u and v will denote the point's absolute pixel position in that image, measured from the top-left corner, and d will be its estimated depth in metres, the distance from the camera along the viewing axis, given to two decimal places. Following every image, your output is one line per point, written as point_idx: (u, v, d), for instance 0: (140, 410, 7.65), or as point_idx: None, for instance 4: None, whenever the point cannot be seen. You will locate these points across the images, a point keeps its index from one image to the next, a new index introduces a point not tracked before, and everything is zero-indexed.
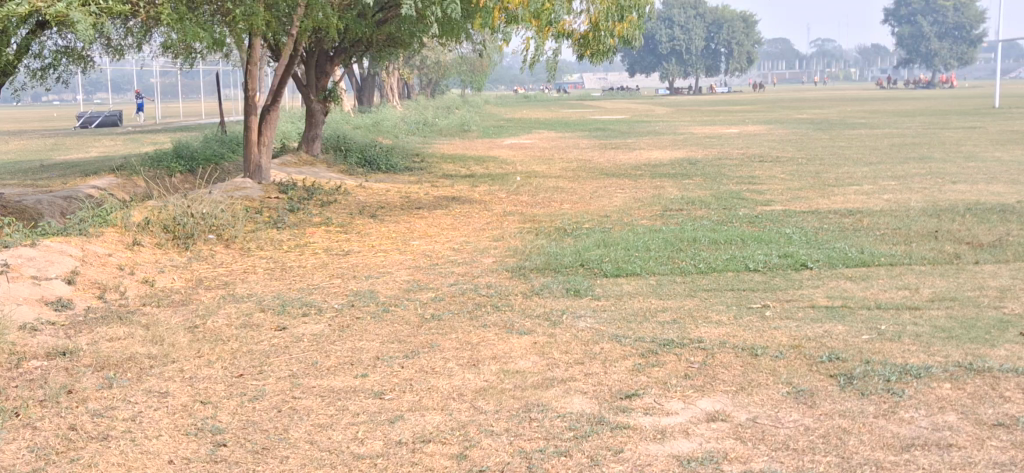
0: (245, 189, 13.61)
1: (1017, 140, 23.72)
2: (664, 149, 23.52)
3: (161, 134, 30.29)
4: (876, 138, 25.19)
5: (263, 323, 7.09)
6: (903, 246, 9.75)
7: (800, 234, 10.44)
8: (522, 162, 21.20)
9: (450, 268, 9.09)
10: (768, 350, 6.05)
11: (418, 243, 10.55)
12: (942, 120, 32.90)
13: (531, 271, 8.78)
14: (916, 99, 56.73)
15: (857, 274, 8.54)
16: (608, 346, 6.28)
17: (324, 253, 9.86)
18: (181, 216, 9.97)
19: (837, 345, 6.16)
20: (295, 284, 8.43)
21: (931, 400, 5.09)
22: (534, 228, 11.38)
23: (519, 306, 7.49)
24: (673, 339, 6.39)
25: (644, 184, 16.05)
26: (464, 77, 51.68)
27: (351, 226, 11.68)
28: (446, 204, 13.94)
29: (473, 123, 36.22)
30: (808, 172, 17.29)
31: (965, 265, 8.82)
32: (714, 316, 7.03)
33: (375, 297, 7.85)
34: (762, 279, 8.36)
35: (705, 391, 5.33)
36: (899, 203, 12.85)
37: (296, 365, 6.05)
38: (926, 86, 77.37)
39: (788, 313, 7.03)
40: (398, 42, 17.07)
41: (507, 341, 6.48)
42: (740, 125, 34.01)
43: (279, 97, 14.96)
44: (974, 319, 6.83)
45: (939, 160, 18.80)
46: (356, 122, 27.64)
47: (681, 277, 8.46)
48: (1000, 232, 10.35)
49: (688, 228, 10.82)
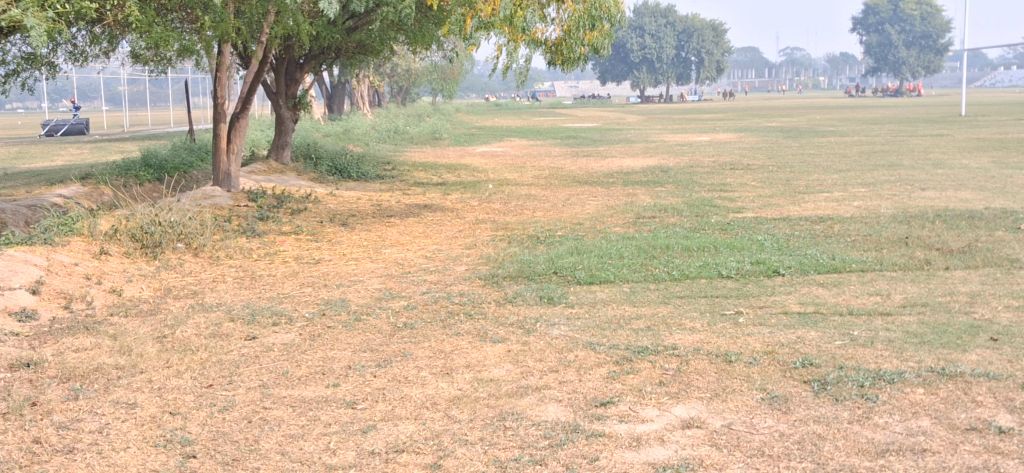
0: (214, 197, 13.47)
1: (984, 147, 24.04)
2: (636, 157, 23.61)
3: (128, 142, 29.96)
4: (845, 146, 25.40)
5: (232, 332, 7.00)
6: (873, 252, 9.83)
7: (771, 240, 10.49)
8: (494, 170, 21.18)
9: (422, 276, 9.04)
10: (742, 356, 6.06)
11: (390, 251, 10.49)
12: (909, 128, 33.29)
13: (505, 279, 8.75)
14: (882, 107, 57.40)
15: (829, 280, 8.58)
16: (582, 354, 6.25)
17: (295, 262, 9.76)
18: (150, 225, 9.84)
19: (811, 351, 6.17)
20: (266, 293, 8.33)
21: (905, 405, 5.11)
22: (507, 236, 11.35)
23: (492, 314, 7.45)
24: (646, 346, 6.37)
25: (616, 192, 16.08)
26: (436, 84, 51.68)
27: (321, 234, 11.59)
28: (418, 212, 13.88)
29: (445, 132, 36.19)
30: (779, 180, 17.39)
31: (935, 271, 8.89)
32: (687, 323, 7.02)
33: (347, 305, 7.78)
34: (735, 286, 8.38)
35: (680, 397, 5.32)
36: (869, 210, 12.96)
37: (266, 375, 5.96)
38: (894, 94, 78.25)
39: (760, 320, 7.04)
40: (369, 50, 17.01)
41: (480, 349, 6.43)
42: (711, 133, 34.21)
43: (249, 104, 14.82)
44: (946, 324, 6.88)
45: (908, 167, 18.99)
46: (327, 130, 27.50)
47: (654, 285, 8.45)
48: (969, 238, 10.45)
49: (661, 236, 10.84)
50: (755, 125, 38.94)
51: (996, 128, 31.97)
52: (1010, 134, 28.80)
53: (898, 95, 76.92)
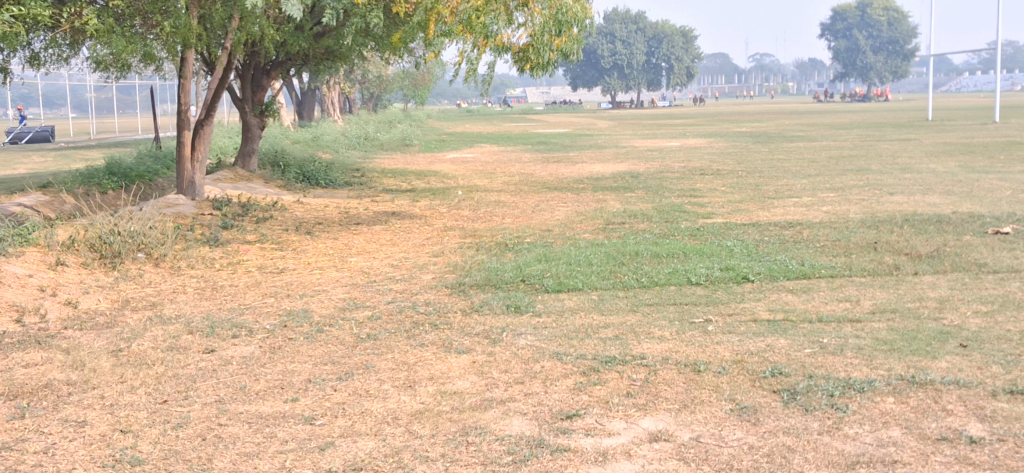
0: (178, 206, 13.24)
1: (950, 151, 24.23)
2: (606, 162, 23.57)
3: (94, 150, 29.51)
4: (814, 151, 25.51)
5: (190, 345, 6.80)
6: (843, 257, 9.78)
7: (741, 246, 10.43)
8: (464, 176, 21.04)
9: (388, 285, 8.87)
10: (711, 365, 5.97)
11: (356, 260, 10.32)
12: (876, 133, 33.55)
13: (472, 287, 8.61)
14: (850, 112, 57.91)
15: (799, 286, 8.51)
16: (548, 364, 6.12)
17: (258, 271, 9.56)
18: (108, 235, 9.61)
19: (780, 360, 6.08)
20: (227, 304, 8.14)
21: (875, 414, 5.02)
22: (475, 243, 11.22)
23: (458, 324, 7.30)
24: (614, 356, 6.26)
25: (586, 197, 15.99)
26: (407, 90, 51.52)
27: (286, 243, 11.39)
28: (386, 220, 13.71)
29: (415, 138, 36.00)
30: (749, 185, 17.39)
31: (904, 276, 8.85)
32: (656, 331, 6.91)
33: (309, 316, 7.60)
34: (704, 293, 8.29)
35: (647, 409, 5.21)
36: (838, 215, 12.95)
37: (223, 390, 5.78)
38: (861, 99, 79.00)
39: (730, 328, 6.95)
40: (336, 56, 16.83)
41: (444, 360, 6.29)
42: (681, 138, 34.25)
43: (213, 111, 14.59)
44: (915, 330, 6.82)
45: (876, 172, 19.07)
46: (296, 136, 27.23)
47: (623, 292, 8.35)
48: (937, 242, 10.44)
49: (630, 242, 10.74)
50: (724, 131, 39.06)
51: (962, 132, 32.29)
52: (975, 138, 29.06)
53: (866, 100, 77.57)
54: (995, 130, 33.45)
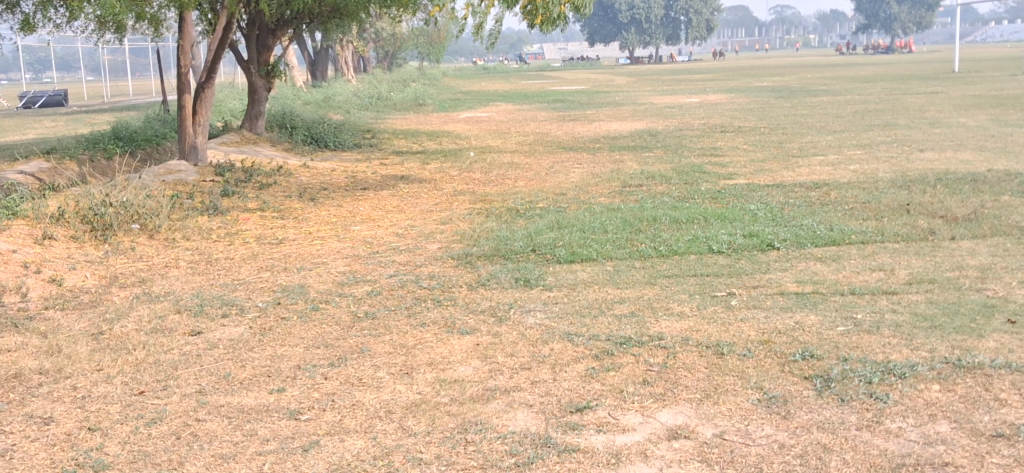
0: (179, 173, 12.80)
1: (980, 104, 23.42)
2: (623, 120, 22.91)
3: (103, 114, 29.11)
4: (839, 106, 24.73)
5: (176, 327, 6.36)
6: (873, 221, 9.21)
7: (765, 210, 9.87)
8: (477, 136, 20.48)
9: (390, 256, 8.40)
10: (735, 347, 5.47)
11: (360, 228, 9.83)
12: (902, 86, 32.63)
13: (479, 259, 8.12)
14: (875, 64, 56.77)
15: (828, 254, 7.96)
16: (558, 347, 5.64)
17: (255, 242, 9.11)
18: (99, 206, 9.19)
19: (810, 340, 5.57)
20: (220, 279, 7.70)
21: (919, 405, 4.53)
22: (485, 209, 10.71)
23: (463, 300, 6.82)
24: (629, 336, 5.76)
25: (602, 158, 15.40)
26: (422, 48, 50.72)
27: (288, 211, 10.92)
28: (394, 184, 13.23)
29: (429, 97, 35.36)
30: (772, 142, 16.75)
31: (940, 242, 8.27)
32: (676, 307, 6.41)
33: (305, 293, 7.15)
34: (727, 262, 7.76)
35: (665, 400, 4.73)
36: (866, 175, 12.33)
37: (204, 379, 5.33)
38: (885, 51, 77.53)
39: (755, 302, 6.43)
40: (343, 13, 16.29)
41: (446, 342, 5.81)
42: (700, 94, 33.47)
43: (214, 73, 14.08)
44: (957, 304, 6.28)
45: (904, 127, 18.36)
46: (306, 97, 26.69)
47: (640, 262, 7.83)
48: (973, 204, 9.85)
49: (648, 207, 10.20)
50: (744, 86, 38.13)
51: (991, 84, 31.33)
52: (1005, 90, 28.13)
53: (890, 53, 75.97)
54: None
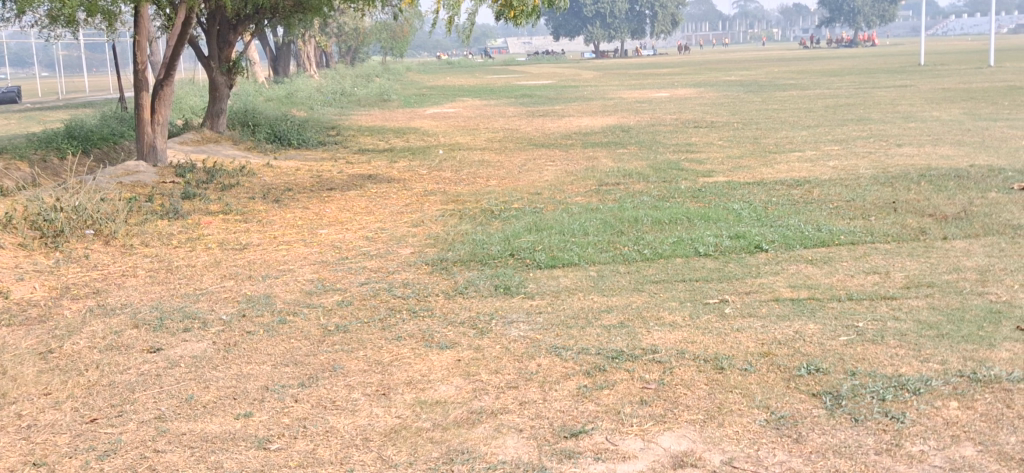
0: (137, 175, 12.27)
1: (951, 97, 23.39)
2: (594, 116, 22.60)
3: (59, 111, 28.25)
4: (809, 100, 24.61)
5: (132, 343, 5.88)
6: (861, 220, 8.94)
7: (749, 209, 9.57)
8: (445, 133, 20.07)
9: (360, 262, 7.98)
10: (735, 360, 5.12)
11: (328, 232, 9.40)
12: (870, 79, 32.66)
13: (455, 264, 7.72)
14: (839, 58, 57.00)
15: (818, 256, 7.66)
16: (545, 362, 5.27)
17: (218, 248, 8.65)
18: (49, 211, 8.69)
19: (813, 351, 5.24)
20: (180, 289, 7.23)
21: (939, 425, 4.21)
22: (458, 210, 10.31)
23: (440, 311, 6.43)
24: (620, 350, 5.40)
25: (576, 155, 15.06)
26: (386, 43, 50.13)
27: (252, 214, 10.45)
28: (362, 184, 12.79)
29: (395, 93, 34.85)
30: (746, 138, 16.51)
31: (932, 242, 8.02)
32: (667, 316, 6.06)
33: (271, 303, 6.72)
34: (714, 266, 7.44)
35: (665, 422, 4.37)
36: (847, 171, 12.09)
37: (164, 402, 4.88)
38: (849, 44, 78.00)
39: (750, 310, 6.10)
40: (307, 7, 15.80)
41: (425, 358, 5.42)
42: (668, 89, 33.26)
43: (173, 69, 13.52)
44: (960, 309, 6.00)
45: (878, 121, 18.22)
46: (269, 93, 26.08)
47: (625, 267, 7.49)
48: (960, 201, 9.62)
49: (628, 207, 9.88)
50: (712, 80, 38.00)
51: (957, 78, 31.38)
52: (973, 84, 28.18)
53: (853, 46, 76.47)
54: (990, 74, 32.59)
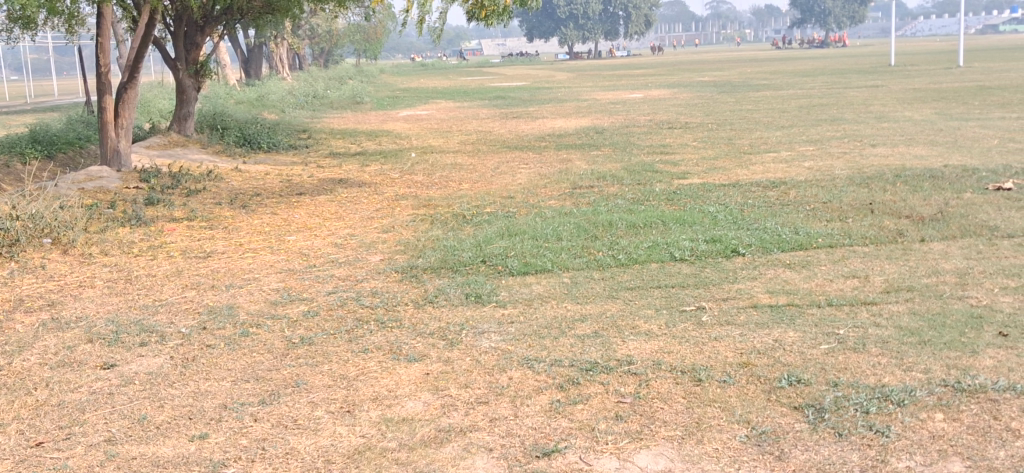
0: (99, 181, 11.97)
1: (922, 97, 23.48)
2: (567, 117, 22.46)
3: (25, 115, 27.73)
4: (783, 100, 24.60)
5: (86, 359, 5.63)
6: (837, 223, 8.81)
7: (725, 212, 9.43)
8: (418, 135, 19.85)
9: (327, 270, 7.75)
10: (714, 371, 4.95)
11: (295, 238, 9.15)
12: (842, 79, 32.74)
13: (425, 272, 7.51)
14: (811, 58, 57.17)
15: (796, 260, 7.51)
16: (517, 375, 5.07)
17: (181, 257, 8.38)
18: (4, 220, 8.39)
19: (794, 361, 5.07)
20: (139, 300, 6.98)
21: (925, 439, 4.06)
22: (429, 214, 10.10)
23: (409, 321, 6.21)
24: (595, 361, 5.21)
25: (549, 157, 14.89)
26: (359, 45, 49.80)
27: (218, 220, 10.19)
28: (332, 188, 12.55)
29: (368, 95, 34.55)
30: (721, 139, 16.43)
31: (910, 245, 7.90)
32: (642, 325, 5.88)
33: (234, 315, 6.48)
34: (691, 271, 7.27)
35: (642, 439, 4.19)
36: (822, 172, 11.99)
37: (116, 424, 4.64)
38: (820, 45, 78.45)
39: (728, 317, 5.93)
40: (275, 8, 15.53)
41: (392, 372, 5.21)
42: (641, 89, 33.19)
43: (137, 72, 13.21)
44: (941, 315, 5.86)
45: (851, 121, 18.20)
46: (239, 96, 25.73)
47: (599, 273, 7.31)
48: (936, 202, 9.53)
49: (602, 210, 9.70)
50: (686, 81, 38.01)
51: (927, 77, 31.51)
52: (944, 84, 28.33)
53: (824, 46, 76.89)
54: (960, 74, 32.78)
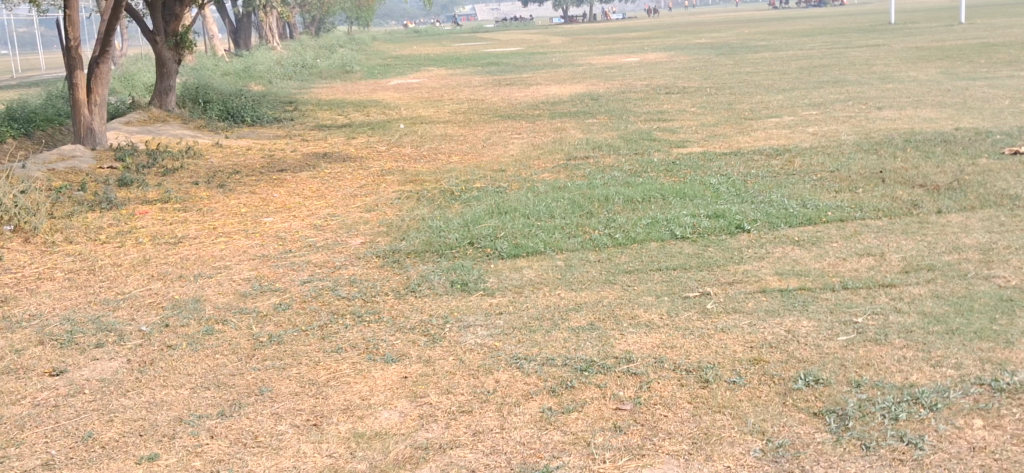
0: (71, 162, 11.43)
1: (925, 56, 22.88)
2: (561, 83, 21.86)
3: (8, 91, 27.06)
4: (782, 62, 23.98)
5: (33, 365, 5.13)
6: (847, 193, 8.31)
7: (727, 183, 8.92)
8: (407, 105, 19.26)
9: (304, 256, 7.24)
10: (723, 370, 4.46)
11: (273, 221, 8.63)
12: (842, 39, 32.07)
13: (408, 256, 7.00)
14: (809, 18, 56.30)
15: (805, 237, 7.00)
16: (505, 377, 4.59)
17: (150, 243, 7.87)
18: None
19: (810, 357, 4.58)
20: (100, 293, 6.47)
21: (964, 452, 3.59)
22: (415, 191, 9.58)
23: (388, 314, 5.71)
24: (591, 360, 4.71)
25: (543, 126, 14.36)
26: (350, 11, 48.96)
27: (193, 201, 9.66)
28: (315, 164, 12.01)
29: (359, 64, 33.87)
30: (721, 103, 15.90)
31: (926, 217, 7.40)
32: (642, 315, 5.38)
33: (200, 310, 5.98)
34: (693, 251, 6.78)
35: (643, 455, 3.71)
36: (827, 137, 11.46)
37: (57, 443, 4.17)
38: (817, 4, 77.61)
39: (735, 305, 5.43)
40: None
41: (367, 376, 4.72)
42: (637, 53, 32.54)
43: (109, 45, 12.61)
44: (967, 298, 5.36)
45: (854, 83, 17.62)
46: (225, 67, 25.07)
47: (595, 255, 6.81)
48: (950, 168, 9.02)
49: (597, 184, 9.19)
50: (682, 43, 37.33)
51: (929, 36, 30.88)
52: (946, 42, 27.69)
53: (821, 6, 75.99)
54: (963, 31, 32.11)
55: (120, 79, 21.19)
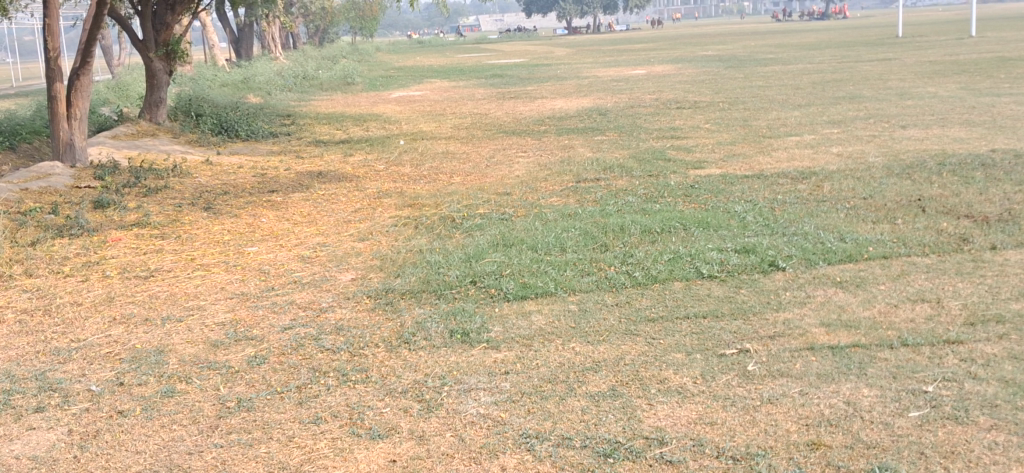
0: (47, 180, 10.68)
1: (942, 71, 22.14)
2: (567, 96, 21.15)
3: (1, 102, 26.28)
4: (795, 76, 23.24)
5: None
6: (888, 225, 7.54)
7: (754, 211, 8.17)
8: (408, 119, 18.52)
9: (287, 295, 6.47)
10: (778, 459, 3.71)
11: (257, 251, 7.88)
12: (852, 52, 31.32)
13: (402, 297, 6.24)
14: (815, 30, 55.55)
15: (848, 277, 6.23)
16: (515, 464, 3.81)
17: (118, 277, 7.09)
18: None
19: (881, 441, 3.81)
20: (52, 341, 5.69)
21: None
22: (413, 217, 8.83)
23: (378, 372, 4.95)
24: (616, 441, 3.94)
25: (549, 143, 13.63)
26: (353, 22, 48.33)
27: (173, 227, 8.90)
28: (309, 183, 11.27)
29: (360, 75, 33.14)
30: (735, 120, 15.16)
31: (981, 255, 6.63)
32: (673, 378, 4.61)
33: (163, 363, 5.20)
34: (725, 293, 6.01)
35: None
36: (854, 159, 10.72)
37: None
38: (822, 16, 76.99)
39: (782, 368, 4.65)
40: None
41: (347, 460, 3.94)
42: (645, 65, 31.85)
43: (89, 55, 11.87)
44: None
45: (872, 99, 16.86)
46: (223, 77, 24.35)
47: (613, 297, 6.05)
48: (995, 196, 8.27)
49: (610, 210, 8.43)
50: (688, 55, 36.62)
51: (941, 49, 30.14)
52: (960, 55, 26.93)
53: (826, 18, 75.36)
54: (975, 45, 31.41)
55: (113, 90, 20.48)
